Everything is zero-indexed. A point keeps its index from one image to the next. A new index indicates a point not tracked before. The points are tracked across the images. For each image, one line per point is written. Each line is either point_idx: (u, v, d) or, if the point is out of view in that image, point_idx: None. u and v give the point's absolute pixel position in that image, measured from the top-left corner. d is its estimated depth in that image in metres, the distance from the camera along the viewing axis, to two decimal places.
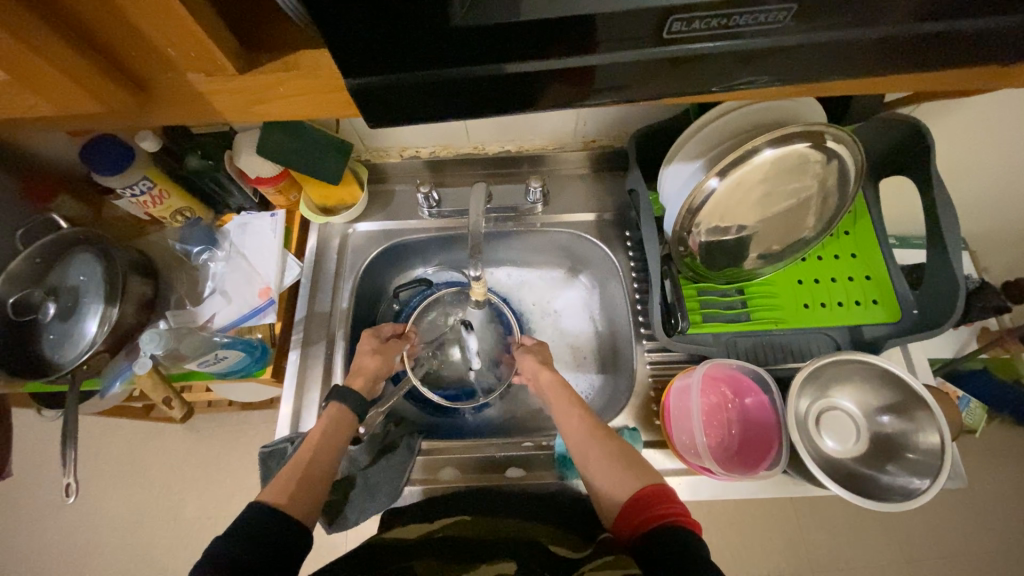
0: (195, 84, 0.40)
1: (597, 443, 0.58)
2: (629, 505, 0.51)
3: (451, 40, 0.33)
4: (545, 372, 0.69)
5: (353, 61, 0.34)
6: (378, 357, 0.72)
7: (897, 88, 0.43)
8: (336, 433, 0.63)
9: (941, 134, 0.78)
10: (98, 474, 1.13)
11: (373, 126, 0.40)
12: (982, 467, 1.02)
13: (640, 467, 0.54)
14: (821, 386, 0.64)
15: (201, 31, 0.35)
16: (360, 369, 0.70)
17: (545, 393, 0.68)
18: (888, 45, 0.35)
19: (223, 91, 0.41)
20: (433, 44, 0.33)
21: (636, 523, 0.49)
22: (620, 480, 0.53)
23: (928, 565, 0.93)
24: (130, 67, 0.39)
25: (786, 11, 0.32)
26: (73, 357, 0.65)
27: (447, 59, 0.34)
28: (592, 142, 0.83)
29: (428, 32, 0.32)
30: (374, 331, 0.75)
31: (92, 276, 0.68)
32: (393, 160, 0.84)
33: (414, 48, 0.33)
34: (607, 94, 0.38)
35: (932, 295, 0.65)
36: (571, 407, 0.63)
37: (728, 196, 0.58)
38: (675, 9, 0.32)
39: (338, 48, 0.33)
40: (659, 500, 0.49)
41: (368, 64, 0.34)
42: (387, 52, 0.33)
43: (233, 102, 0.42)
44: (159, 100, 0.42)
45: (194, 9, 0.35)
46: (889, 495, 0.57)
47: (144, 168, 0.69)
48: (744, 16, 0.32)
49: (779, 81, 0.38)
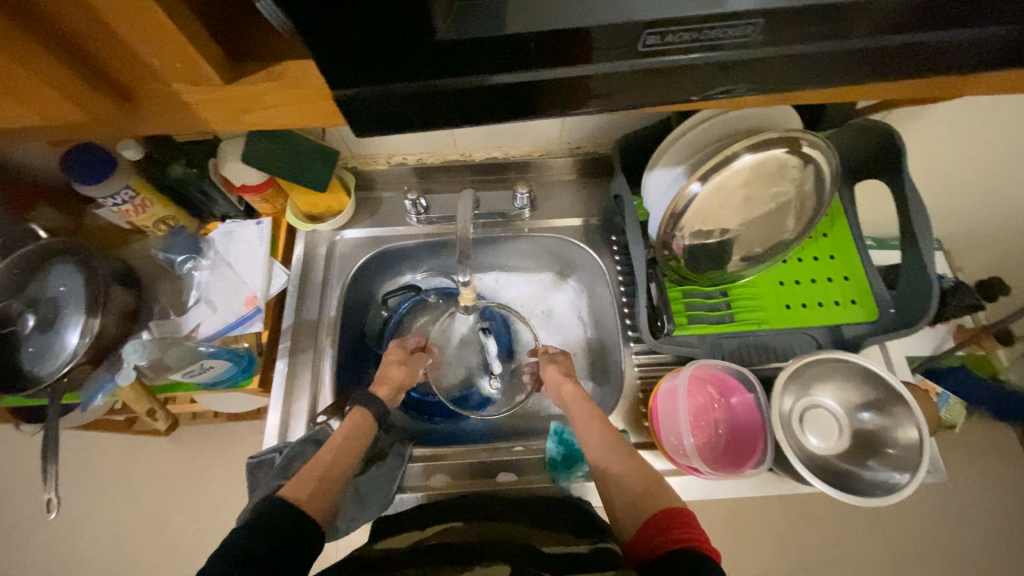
0: (180, 94, 0.40)
1: (618, 461, 0.58)
2: (647, 525, 0.50)
3: (434, 53, 0.33)
4: (565, 386, 0.69)
5: (337, 74, 0.34)
6: (405, 367, 0.73)
7: (867, 96, 0.45)
8: (356, 436, 0.63)
9: (911, 140, 0.81)
10: (80, 489, 1.10)
11: (359, 136, 0.40)
12: (963, 461, 1.05)
13: (658, 491, 0.54)
14: (803, 385, 0.66)
15: (184, 40, 0.35)
16: (385, 378, 0.72)
17: (567, 406, 0.68)
18: (857, 57, 0.36)
19: (209, 100, 0.41)
20: (417, 58, 0.34)
21: (653, 544, 0.48)
22: (636, 501, 0.54)
23: (913, 559, 0.95)
24: (114, 77, 0.39)
25: (752, 25, 0.33)
26: (54, 369, 0.64)
27: (431, 71, 0.35)
28: (578, 148, 0.84)
29: (412, 45, 0.33)
30: (399, 342, 0.78)
31: (72, 287, 0.67)
32: (380, 168, 0.85)
33: (398, 61, 0.34)
34: (594, 104, 0.39)
35: (908, 295, 0.67)
36: (594, 422, 0.63)
37: (710, 200, 0.60)
38: (650, 24, 0.33)
39: (322, 61, 0.33)
40: (682, 523, 0.48)
41: (353, 77, 0.35)
42: (372, 65, 0.34)
43: (219, 112, 0.42)
44: (144, 110, 0.42)
45: (179, 19, 0.35)
46: (871, 490, 0.59)
47: (126, 177, 0.68)
48: (715, 28, 0.33)
49: (755, 90, 0.39)
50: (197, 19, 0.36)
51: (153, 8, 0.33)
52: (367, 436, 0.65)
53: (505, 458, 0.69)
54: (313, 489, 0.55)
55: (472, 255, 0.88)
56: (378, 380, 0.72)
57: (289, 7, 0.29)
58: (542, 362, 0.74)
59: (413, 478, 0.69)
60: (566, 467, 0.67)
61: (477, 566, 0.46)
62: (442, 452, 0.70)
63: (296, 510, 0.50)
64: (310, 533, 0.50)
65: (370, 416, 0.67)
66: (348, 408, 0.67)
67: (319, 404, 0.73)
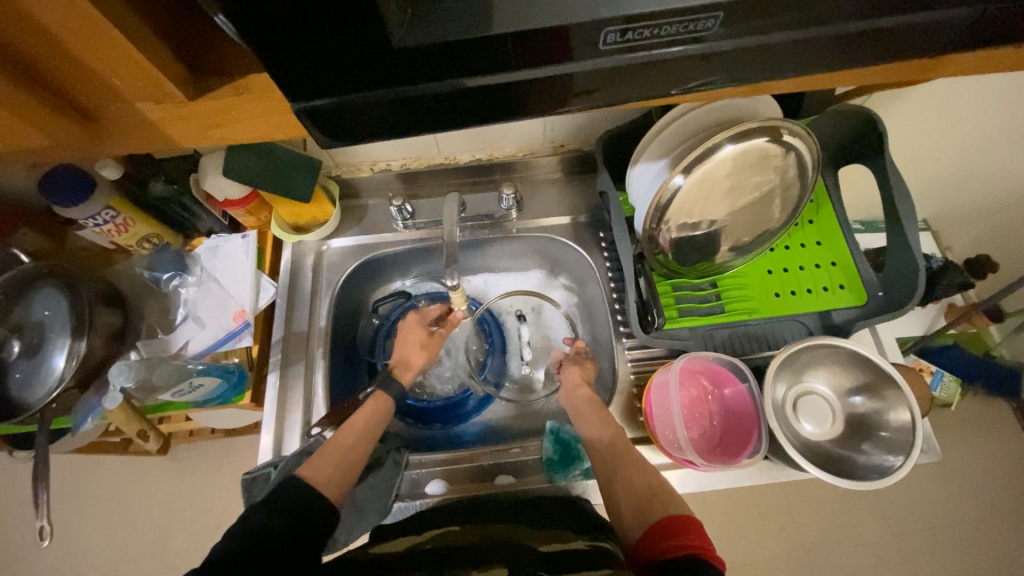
0: (146, 112, 0.40)
1: (626, 470, 0.58)
2: (652, 531, 0.50)
3: (394, 60, 0.33)
4: (581, 390, 0.70)
5: (299, 87, 0.34)
6: (425, 351, 0.77)
7: (841, 82, 0.45)
8: (374, 420, 0.66)
9: (893, 123, 0.81)
10: (79, 514, 1.09)
11: (328, 145, 0.40)
12: (959, 438, 1.06)
13: (665, 500, 0.54)
14: (795, 372, 0.66)
15: (141, 57, 0.34)
16: (409, 364, 0.75)
17: (578, 408, 0.69)
18: (831, 43, 0.36)
19: (175, 118, 0.40)
20: (377, 65, 0.33)
21: (656, 549, 0.48)
22: (641, 506, 0.54)
23: (915, 539, 0.96)
24: (74, 98, 0.39)
25: (713, 19, 0.33)
26: (41, 394, 0.63)
27: (392, 78, 0.35)
28: (562, 146, 0.84)
29: (372, 54, 0.33)
30: (419, 315, 0.80)
31: (57, 310, 0.66)
32: (364, 175, 0.84)
33: (361, 70, 0.33)
34: (579, 99, 0.39)
35: (895, 277, 0.67)
36: (601, 425, 0.65)
37: (693, 193, 0.60)
38: (616, 19, 0.33)
39: (278, 71, 0.33)
40: (687, 530, 0.48)
41: (315, 88, 0.34)
42: (333, 74, 0.33)
43: (187, 128, 0.41)
44: (109, 130, 0.42)
45: (134, 32, 0.34)
46: (867, 474, 0.59)
47: (106, 198, 0.67)
48: (674, 24, 0.33)
49: (731, 80, 0.39)
50: (153, 36, 0.36)
51: (103, 21, 0.32)
52: (383, 420, 0.67)
53: (503, 460, 0.69)
54: (333, 473, 0.57)
55: (460, 258, 0.87)
56: (400, 364, 0.75)
57: (239, 19, 0.29)
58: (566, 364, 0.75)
59: (411, 486, 0.69)
60: (564, 466, 0.67)
61: (475, 569, 0.45)
62: (438, 458, 0.70)
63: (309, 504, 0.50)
64: (307, 538, 0.50)
65: (388, 401, 0.69)
66: (369, 392, 0.71)
67: (312, 416, 0.73)
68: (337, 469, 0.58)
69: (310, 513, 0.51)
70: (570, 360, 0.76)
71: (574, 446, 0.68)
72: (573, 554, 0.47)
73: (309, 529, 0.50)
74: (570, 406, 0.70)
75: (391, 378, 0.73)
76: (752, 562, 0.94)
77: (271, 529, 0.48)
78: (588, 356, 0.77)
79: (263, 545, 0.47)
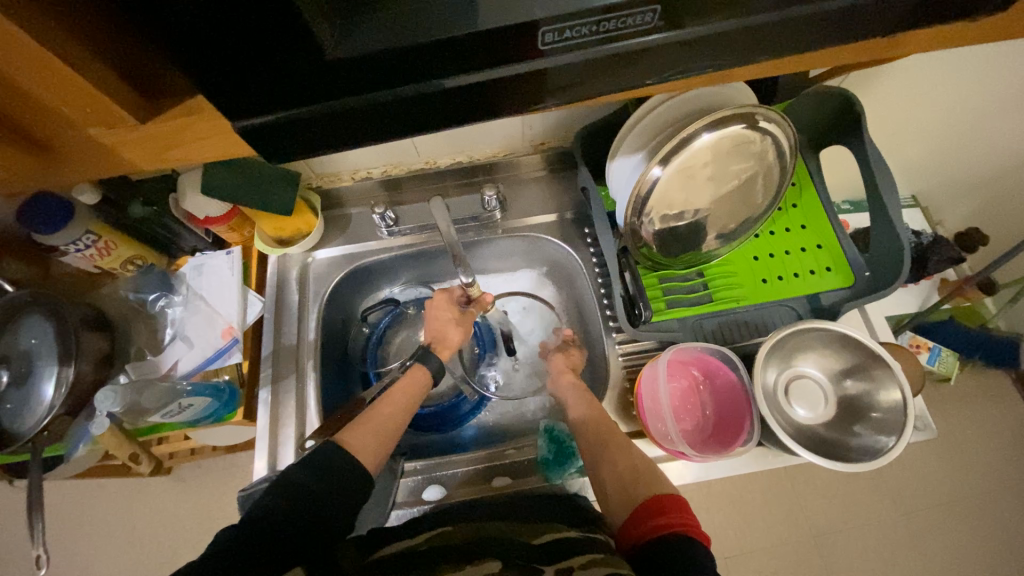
0: (98, 138, 0.40)
1: (613, 455, 0.58)
2: (637, 512, 0.50)
3: (333, 72, 0.33)
4: (565, 376, 0.72)
5: (240, 106, 0.34)
6: (462, 329, 0.77)
7: (814, 65, 0.44)
8: (412, 391, 0.69)
9: (871, 102, 0.81)
10: (86, 537, 1.10)
11: (275, 161, 0.40)
12: (960, 413, 1.06)
13: (650, 480, 0.54)
14: (785, 357, 0.66)
15: (88, 85, 0.34)
16: (447, 341, 0.76)
17: (565, 394, 0.71)
18: (790, 25, 0.36)
19: (130, 141, 0.40)
20: (315, 78, 0.33)
21: (643, 529, 0.48)
22: (628, 490, 0.54)
23: (922, 515, 0.96)
24: (30, 128, 0.39)
25: (652, 12, 0.33)
26: (32, 423, 0.63)
27: (332, 91, 0.35)
28: (543, 144, 0.83)
29: (305, 67, 0.33)
30: (447, 295, 0.78)
31: (44, 337, 0.66)
32: (345, 184, 0.84)
33: (301, 83, 0.34)
34: (554, 96, 0.39)
35: (881, 257, 0.67)
36: (592, 420, 0.64)
37: (672, 183, 0.59)
38: (563, 15, 0.32)
39: (215, 91, 0.33)
40: (672, 508, 0.48)
41: (255, 107, 0.35)
42: (271, 89, 0.33)
43: (141, 150, 0.41)
44: (67, 156, 0.42)
45: (80, 63, 0.33)
46: (860, 457, 0.59)
47: (86, 222, 0.67)
48: (614, 20, 0.33)
49: (695, 69, 0.38)
50: (106, 64, 0.35)
51: (44, 52, 0.31)
52: (422, 392, 0.70)
53: (498, 462, 0.69)
54: (376, 442, 0.60)
55: (472, 258, 0.87)
56: (437, 341, 0.76)
57: (170, 36, 0.29)
58: (551, 351, 0.77)
59: (410, 493, 0.69)
60: (558, 465, 0.68)
61: (467, 565, 0.45)
62: (431, 464, 0.70)
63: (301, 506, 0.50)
64: (317, 531, 0.50)
65: (428, 373, 0.72)
66: (408, 365, 0.73)
67: (306, 428, 0.72)
68: (372, 436, 0.60)
69: (325, 511, 0.51)
70: (557, 349, 0.77)
71: (568, 445, 0.69)
72: (565, 543, 0.48)
73: (320, 523, 0.50)
74: (557, 395, 0.72)
75: (428, 353, 0.75)
76: (761, 549, 0.94)
77: (308, 492, 0.51)
78: (576, 344, 0.78)
79: (257, 546, 0.46)
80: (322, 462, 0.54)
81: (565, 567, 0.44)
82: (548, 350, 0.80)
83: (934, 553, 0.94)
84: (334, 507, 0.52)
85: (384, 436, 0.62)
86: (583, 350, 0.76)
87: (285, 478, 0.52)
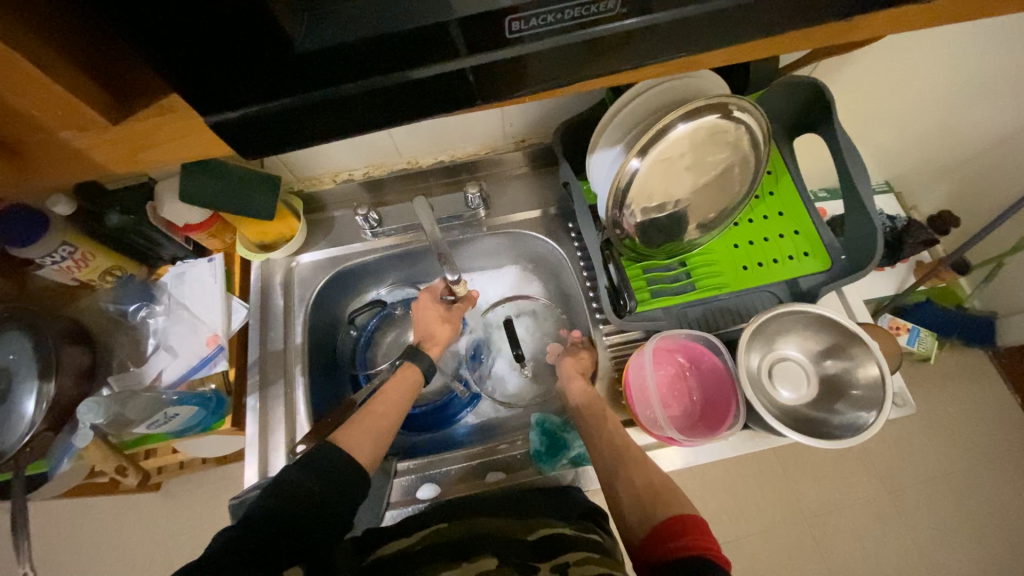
0: (71, 141, 0.39)
1: (628, 471, 0.58)
2: (657, 531, 0.49)
3: (303, 65, 0.34)
4: (577, 381, 0.71)
5: (211, 102, 0.34)
6: (449, 325, 0.78)
7: (780, 48, 0.45)
8: (406, 391, 0.69)
9: (840, 89, 0.83)
10: (75, 557, 1.07)
11: (250, 158, 0.41)
12: (940, 390, 1.08)
13: (668, 500, 0.53)
14: (767, 340, 0.67)
15: (57, 86, 0.33)
16: (435, 337, 0.76)
17: (576, 399, 0.70)
18: (751, 9, 0.36)
19: (102, 142, 0.40)
20: (283, 72, 0.34)
21: (663, 549, 0.47)
22: (645, 506, 0.53)
23: (909, 491, 0.98)
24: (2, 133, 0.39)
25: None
26: (14, 440, 0.62)
27: (304, 83, 0.35)
28: (524, 141, 0.84)
29: (271, 61, 0.33)
30: (430, 292, 0.79)
31: (22, 353, 0.64)
32: (327, 187, 0.83)
33: (273, 77, 0.34)
34: (526, 87, 0.39)
35: (855, 239, 0.69)
36: (594, 421, 0.65)
37: (650, 173, 0.60)
38: (520, 6, 0.33)
39: (183, 88, 0.33)
40: (694, 530, 0.47)
41: (228, 101, 0.35)
42: (242, 84, 0.34)
43: (115, 152, 0.41)
44: (38, 161, 0.42)
45: (49, 65, 0.33)
46: (843, 433, 0.60)
47: (62, 234, 0.66)
48: (576, 7, 0.33)
49: (662, 55, 0.39)
50: (72, 62, 0.34)
51: (15, 55, 0.31)
52: (415, 388, 0.70)
53: (491, 457, 0.70)
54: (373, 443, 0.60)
55: (460, 258, 0.88)
56: (426, 339, 0.76)
57: (133, 33, 0.29)
58: (564, 355, 0.76)
59: (403, 493, 0.68)
60: (551, 456, 0.68)
61: (463, 562, 0.45)
62: (424, 463, 0.70)
63: (298, 508, 0.50)
64: (309, 533, 0.49)
65: (420, 373, 0.72)
66: (398, 365, 0.72)
67: (296, 433, 0.72)
68: (365, 436, 0.60)
69: (321, 515, 0.51)
70: (568, 352, 0.76)
71: (560, 437, 0.70)
72: (560, 537, 0.48)
73: (318, 518, 0.50)
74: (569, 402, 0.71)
75: (419, 351, 0.74)
76: (755, 532, 0.95)
77: (305, 491, 0.51)
78: (585, 346, 0.76)
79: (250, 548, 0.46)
80: (315, 462, 0.54)
81: (561, 564, 0.44)
82: (558, 352, 0.80)
83: (922, 527, 0.96)
84: (333, 507, 0.51)
85: (378, 434, 0.61)
86: (592, 351, 0.75)
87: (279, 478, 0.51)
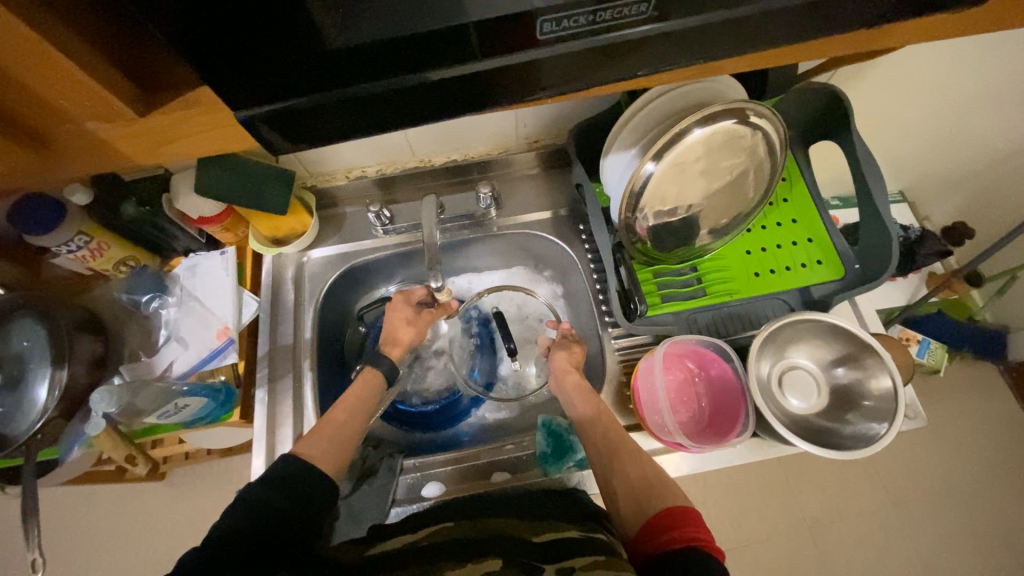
0: (99, 132, 0.40)
1: (624, 467, 0.58)
2: (652, 525, 0.50)
3: (330, 62, 0.34)
4: (570, 376, 0.70)
5: (238, 96, 0.35)
6: (413, 328, 0.77)
7: (807, 55, 0.44)
8: (363, 393, 0.69)
9: (859, 96, 0.82)
10: (79, 542, 1.08)
11: (272, 152, 0.41)
12: (950, 403, 1.07)
13: (662, 492, 0.54)
14: (778, 348, 0.67)
15: (87, 77, 0.34)
16: (397, 339, 0.76)
17: (569, 394, 0.69)
18: (782, 16, 0.36)
19: (127, 135, 0.41)
20: (309, 68, 0.34)
21: (656, 542, 0.48)
22: (641, 500, 0.54)
23: (914, 503, 0.97)
24: (28, 124, 0.40)
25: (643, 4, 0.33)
26: (27, 426, 0.62)
27: (326, 80, 0.35)
28: (537, 142, 0.84)
29: (299, 57, 0.33)
30: (405, 295, 0.79)
31: (36, 340, 0.65)
32: (339, 183, 0.83)
33: (299, 75, 0.34)
34: (547, 90, 0.40)
35: (869, 248, 0.68)
36: (589, 415, 0.65)
37: (665, 177, 0.60)
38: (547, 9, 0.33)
39: (212, 82, 0.33)
40: (688, 522, 0.48)
41: (254, 97, 0.35)
42: (271, 81, 0.34)
43: (140, 146, 0.42)
44: (62, 152, 0.43)
45: (78, 57, 0.33)
46: (852, 443, 0.60)
47: (78, 224, 0.66)
48: (608, 10, 0.33)
49: (687, 58, 0.38)
50: (102, 54, 0.34)
51: (44, 43, 0.31)
52: (375, 393, 0.70)
53: (497, 457, 0.70)
54: (329, 449, 0.61)
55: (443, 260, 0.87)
56: (387, 340, 0.76)
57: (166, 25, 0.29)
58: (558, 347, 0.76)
59: (409, 491, 0.69)
60: (557, 458, 0.68)
61: (468, 563, 0.45)
62: (435, 461, 0.71)
63: None
64: None
65: (380, 376, 0.72)
66: (358, 368, 0.73)
67: (303, 426, 0.72)
68: (331, 442, 0.61)
69: None
70: (559, 345, 0.75)
71: (565, 439, 0.69)
72: (567, 541, 0.48)
73: None
74: (561, 393, 0.71)
75: (379, 355, 0.74)
76: (758, 540, 0.95)
77: None
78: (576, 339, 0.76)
79: None
80: None
81: (566, 567, 0.44)
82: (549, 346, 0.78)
83: (926, 540, 0.95)
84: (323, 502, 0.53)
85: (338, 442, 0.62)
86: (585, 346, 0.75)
87: (248, 495, 0.52)
